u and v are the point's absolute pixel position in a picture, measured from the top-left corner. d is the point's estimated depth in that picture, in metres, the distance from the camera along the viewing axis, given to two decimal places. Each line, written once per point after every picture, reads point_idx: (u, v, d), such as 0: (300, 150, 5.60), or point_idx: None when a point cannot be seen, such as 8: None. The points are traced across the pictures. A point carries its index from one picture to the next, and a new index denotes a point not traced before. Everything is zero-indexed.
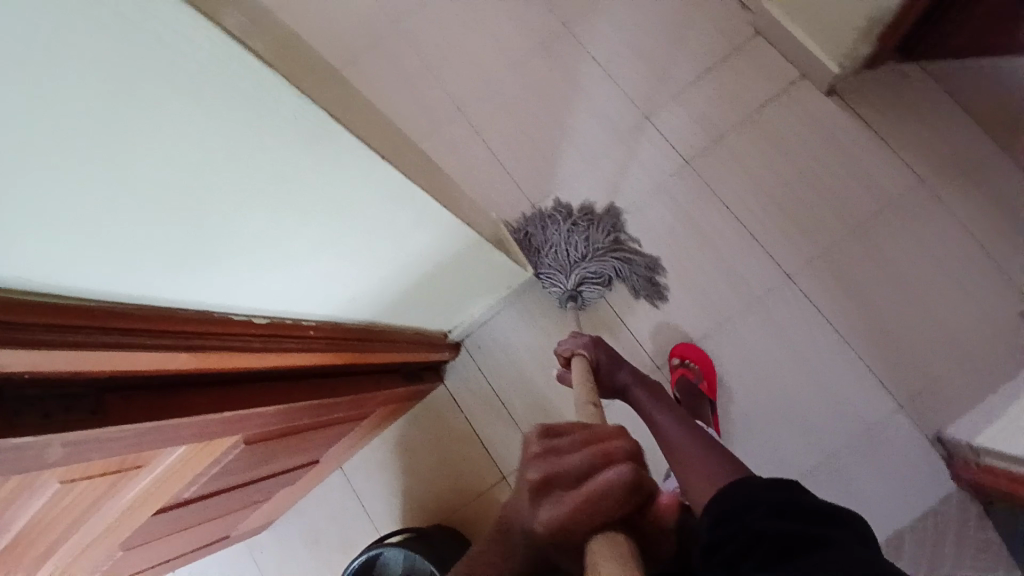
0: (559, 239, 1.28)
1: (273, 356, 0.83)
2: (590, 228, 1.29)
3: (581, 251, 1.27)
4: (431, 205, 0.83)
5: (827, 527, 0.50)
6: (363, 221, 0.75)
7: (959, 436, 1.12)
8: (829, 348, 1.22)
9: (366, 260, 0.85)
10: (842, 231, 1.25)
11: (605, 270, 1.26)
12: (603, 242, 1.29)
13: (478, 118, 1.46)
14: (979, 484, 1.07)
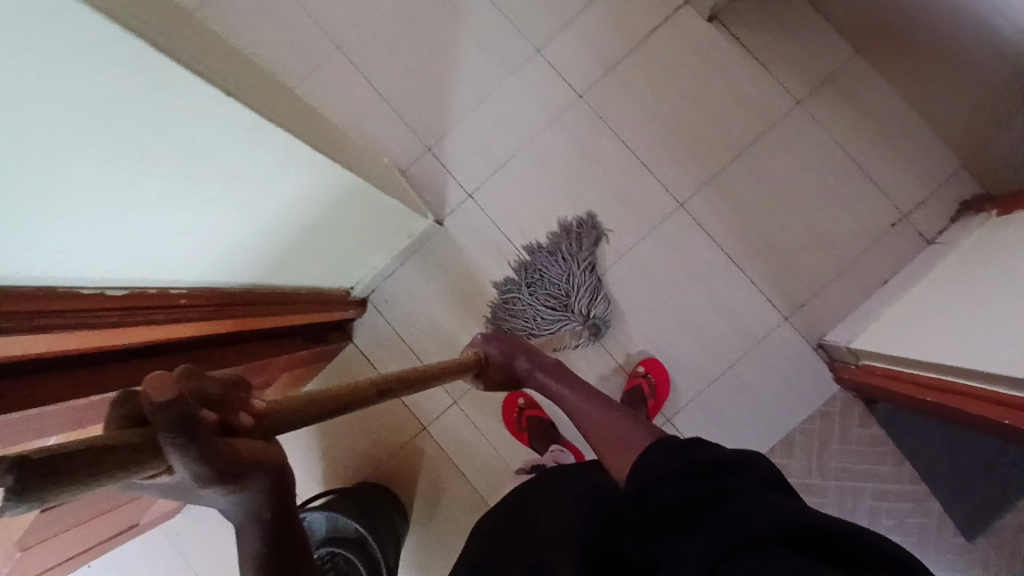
0: (534, 308, 1.25)
1: (139, 333, 0.74)
2: (538, 278, 1.26)
3: (559, 293, 1.25)
4: (306, 155, 0.76)
5: (720, 480, 0.58)
6: (232, 183, 0.68)
7: (838, 341, 1.18)
8: (723, 276, 1.24)
9: (244, 219, 0.76)
10: (729, 156, 1.24)
11: (585, 279, 1.24)
12: (566, 263, 1.25)
13: (359, 56, 1.30)
14: (858, 385, 1.16)
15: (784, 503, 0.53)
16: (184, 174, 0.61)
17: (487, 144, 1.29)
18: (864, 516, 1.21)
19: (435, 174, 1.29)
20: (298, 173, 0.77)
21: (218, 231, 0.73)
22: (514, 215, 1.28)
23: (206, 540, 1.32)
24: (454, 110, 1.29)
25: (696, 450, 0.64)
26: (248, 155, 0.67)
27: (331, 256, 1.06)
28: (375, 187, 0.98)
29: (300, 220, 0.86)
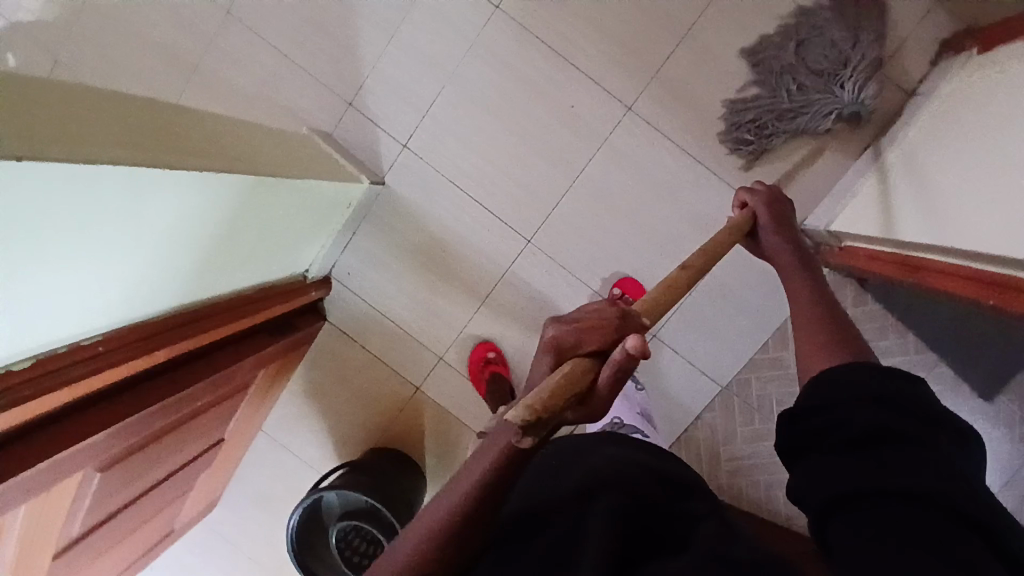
0: (806, 80, 1.06)
1: (69, 392, 0.73)
2: (819, 38, 1.04)
3: (829, 61, 1.04)
4: (177, 176, 0.70)
5: (905, 423, 0.45)
6: (99, 231, 0.64)
7: (817, 224, 1.12)
8: (686, 178, 1.15)
9: (134, 257, 0.72)
10: (672, 43, 1.11)
11: (853, 45, 1.04)
12: (841, 28, 1.04)
13: (251, 17, 1.19)
14: (842, 269, 1.08)
15: (959, 489, 0.41)
16: (27, 249, 0.57)
17: (408, 83, 1.18)
18: None
19: (363, 131, 1.20)
20: (174, 197, 0.72)
21: (104, 279, 0.70)
22: (454, 158, 1.20)
23: (239, 527, 1.39)
24: (366, 54, 1.18)
25: (898, 384, 0.48)
26: (104, 202, 0.62)
27: (266, 254, 1.02)
28: (286, 177, 0.92)
29: (201, 238, 0.82)
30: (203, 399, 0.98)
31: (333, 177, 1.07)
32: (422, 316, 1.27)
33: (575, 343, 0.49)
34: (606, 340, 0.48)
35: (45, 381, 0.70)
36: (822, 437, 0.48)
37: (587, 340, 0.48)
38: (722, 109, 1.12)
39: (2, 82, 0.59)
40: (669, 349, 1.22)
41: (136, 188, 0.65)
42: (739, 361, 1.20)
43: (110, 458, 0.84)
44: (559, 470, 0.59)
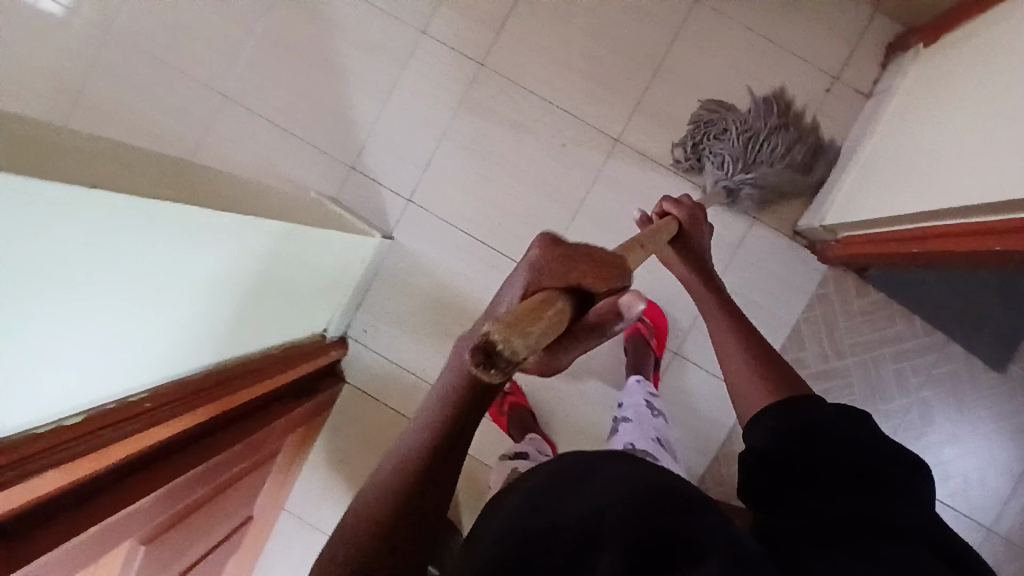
0: (761, 132, 1.14)
1: (117, 451, 0.70)
2: (788, 138, 1.15)
3: (770, 155, 1.13)
4: (232, 221, 0.73)
5: (888, 467, 0.54)
6: (158, 270, 0.65)
7: (810, 222, 1.17)
8: None
9: (180, 303, 0.73)
10: (649, 77, 1.22)
11: (788, 168, 1.14)
12: (797, 154, 1.14)
13: (255, 100, 1.27)
14: (844, 260, 1.14)
15: (935, 526, 0.48)
16: (94, 282, 0.57)
17: (408, 142, 1.25)
18: (892, 380, 1.21)
19: (367, 191, 1.25)
20: (223, 247, 0.74)
21: (151, 326, 0.70)
22: (458, 206, 1.24)
23: None
24: (364, 121, 1.25)
25: (849, 420, 0.59)
26: (170, 240, 0.63)
27: (290, 312, 1.02)
28: (311, 227, 0.95)
29: (237, 289, 0.83)
30: (236, 465, 0.95)
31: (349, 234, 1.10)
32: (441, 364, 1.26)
33: (566, 271, 0.44)
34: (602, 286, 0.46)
35: (95, 439, 0.67)
36: (810, 468, 0.55)
37: (579, 276, 0.44)
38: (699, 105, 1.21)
39: (80, 134, 0.62)
40: (692, 364, 1.24)
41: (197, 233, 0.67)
42: None
43: (153, 530, 0.79)
44: (569, 491, 0.50)
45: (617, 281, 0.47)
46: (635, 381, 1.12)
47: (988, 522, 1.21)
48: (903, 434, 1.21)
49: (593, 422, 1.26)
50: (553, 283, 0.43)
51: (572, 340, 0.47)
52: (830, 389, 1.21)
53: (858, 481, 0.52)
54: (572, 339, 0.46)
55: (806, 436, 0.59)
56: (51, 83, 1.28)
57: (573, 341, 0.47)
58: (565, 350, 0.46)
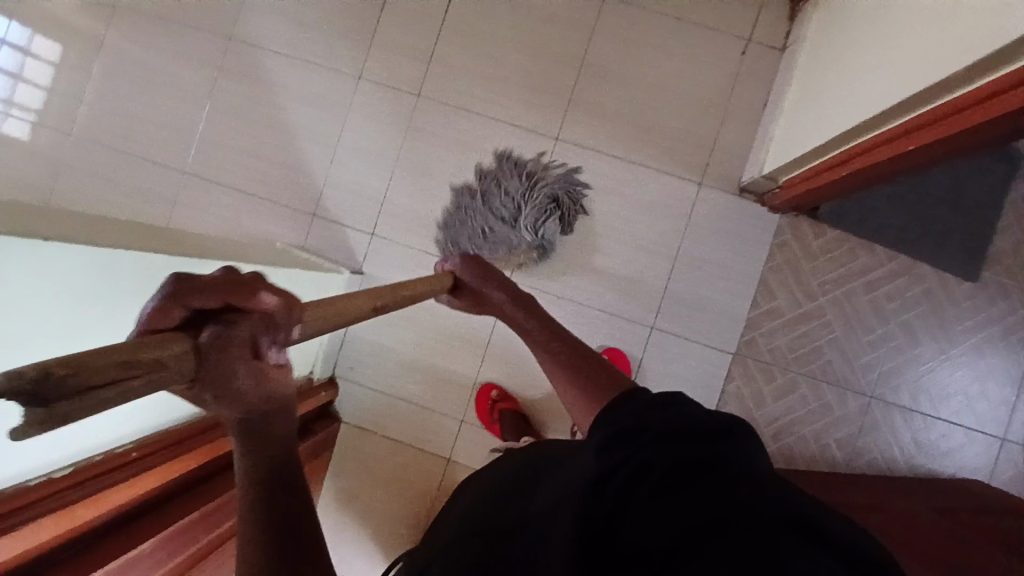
0: (484, 207, 1.25)
1: (126, 490, 0.75)
2: (503, 182, 1.25)
3: (511, 206, 1.23)
4: (189, 262, 0.80)
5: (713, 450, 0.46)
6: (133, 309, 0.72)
7: (752, 176, 1.21)
8: (626, 176, 1.26)
9: None
10: (575, 75, 1.28)
11: (534, 205, 1.23)
12: (519, 190, 1.24)
13: (213, 169, 1.34)
14: (788, 203, 1.19)
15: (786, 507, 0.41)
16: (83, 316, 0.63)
17: (360, 178, 1.31)
18: (868, 311, 1.25)
19: (331, 233, 1.30)
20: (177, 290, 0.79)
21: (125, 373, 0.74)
22: (420, 230, 1.29)
23: None
24: (316, 169, 1.32)
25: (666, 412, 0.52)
26: (125, 288, 0.69)
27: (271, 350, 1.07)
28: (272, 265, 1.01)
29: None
30: None
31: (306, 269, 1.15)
32: (431, 384, 1.29)
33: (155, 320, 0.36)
34: (205, 303, 0.37)
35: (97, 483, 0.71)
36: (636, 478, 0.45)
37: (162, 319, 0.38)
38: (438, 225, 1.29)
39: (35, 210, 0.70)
40: (672, 334, 1.25)
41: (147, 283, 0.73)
42: (737, 323, 1.25)
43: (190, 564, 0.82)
44: None
45: (200, 298, 0.37)
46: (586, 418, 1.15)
47: (1000, 433, 1.25)
48: (894, 360, 1.26)
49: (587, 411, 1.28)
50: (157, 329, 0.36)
51: (217, 350, 0.36)
52: (810, 332, 1.24)
53: (711, 470, 0.44)
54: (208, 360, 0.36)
55: (640, 440, 0.49)
56: (21, 194, 1.35)
57: (224, 357, 0.36)
58: (215, 371, 0.36)
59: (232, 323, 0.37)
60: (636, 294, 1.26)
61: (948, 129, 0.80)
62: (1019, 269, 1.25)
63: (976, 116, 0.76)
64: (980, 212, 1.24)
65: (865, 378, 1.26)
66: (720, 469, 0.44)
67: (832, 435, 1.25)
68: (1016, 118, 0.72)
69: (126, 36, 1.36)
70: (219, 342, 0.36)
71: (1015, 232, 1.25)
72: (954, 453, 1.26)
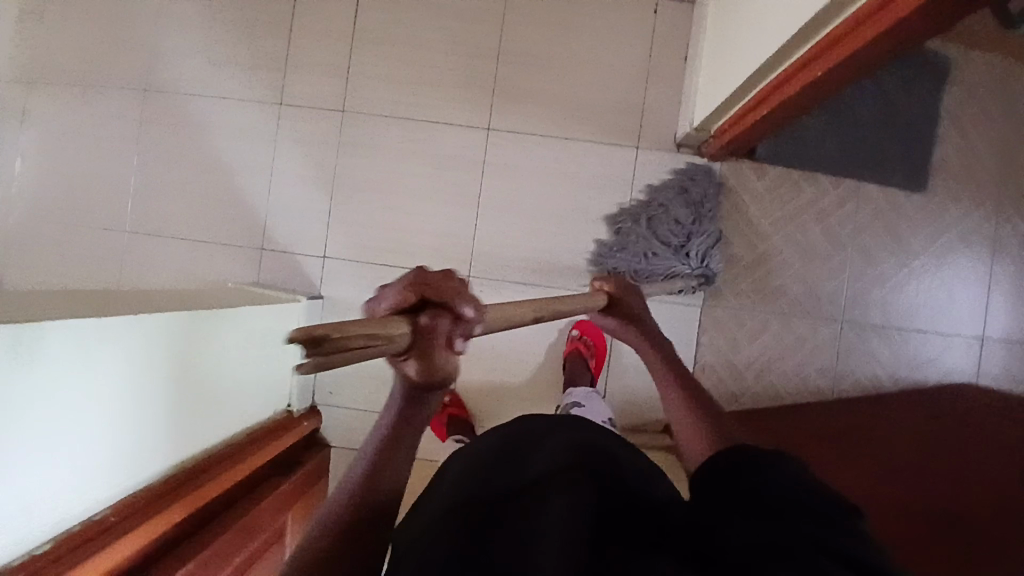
0: (652, 234, 1.21)
1: (100, 558, 0.73)
2: (671, 207, 1.22)
3: (680, 233, 1.20)
4: (136, 317, 0.77)
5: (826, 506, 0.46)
6: (79, 375, 0.69)
7: (685, 130, 1.22)
8: (563, 154, 1.26)
9: (119, 409, 0.76)
10: (494, 62, 1.27)
11: (707, 234, 1.21)
12: (689, 210, 1.21)
13: (154, 223, 1.33)
14: (725, 148, 1.20)
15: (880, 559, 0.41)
16: (18, 394, 0.61)
17: (302, 205, 1.30)
18: (823, 240, 1.26)
19: (284, 264, 1.30)
20: (127, 351, 0.76)
21: (83, 447, 0.71)
22: (372, 244, 1.29)
23: None
24: (259, 204, 1.31)
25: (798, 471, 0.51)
26: (58, 361, 0.66)
27: (235, 387, 1.04)
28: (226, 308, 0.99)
29: (161, 389, 0.84)
30: (246, 543, 0.96)
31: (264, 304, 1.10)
32: None
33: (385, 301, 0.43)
34: (433, 301, 0.43)
35: (71, 558, 0.69)
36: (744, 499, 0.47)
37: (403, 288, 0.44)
38: (593, 246, 1.26)
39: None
40: None
41: (87, 351, 0.70)
42: None
43: None
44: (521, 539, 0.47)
45: (427, 290, 0.43)
46: (576, 389, 1.12)
47: (977, 333, 1.27)
48: (858, 283, 1.27)
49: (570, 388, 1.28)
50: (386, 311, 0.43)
51: (428, 334, 0.42)
52: (771, 271, 1.25)
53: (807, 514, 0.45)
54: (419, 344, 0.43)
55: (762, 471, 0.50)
56: None
57: (434, 341, 0.43)
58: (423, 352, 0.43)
59: (444, 315, 0.43)
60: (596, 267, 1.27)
61: (855, 43, 0.79)
62: (960, 172, 1.27)
63: (880, 23, 0.75)
64: (913, 123, 1.26)
65: (834, 305, 1.27)
66: (835, 522, 0.44)
67: (812, 365, 1.27)
68: (925, 10, 0.71)
69: (46, 108, 1.36)
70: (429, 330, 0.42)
71: (950, 138, 1.27)
72: (937, 360, 1.27)
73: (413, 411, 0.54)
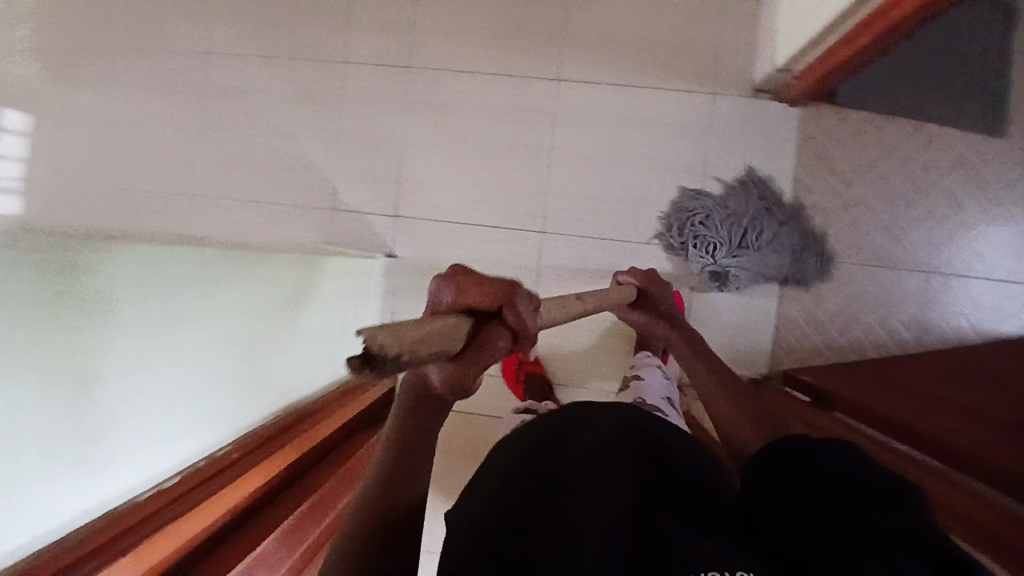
0: (744, 224, 1.20)
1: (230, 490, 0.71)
2: (783, 226, 1.20)
3: (761, 249, 1.20)
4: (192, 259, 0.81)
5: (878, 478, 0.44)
6: (163, 307, 0.72)
7: (763, 74, 1.19)
8: (635, 103, 1.24)
9: (205, 347, 0.80)
10: (561, 11, 1.25)
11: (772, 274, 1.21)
12: (787, 242, 1.21)
13: (220, 187, 1.32)
14: (807, 90, 1.17)
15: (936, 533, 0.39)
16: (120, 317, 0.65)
17: (370, 163, 1.29)
18: (906, 185, 1.23)
19: (356, 224, 1.29)
20: (197, 290, 0.80)
21: (169, 397, 0.71)
22: (443, 200, 1.28)
23: None
24: (326, 165, 1.30)
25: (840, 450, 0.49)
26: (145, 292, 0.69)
27: (285, 359, 1.02)
28: (283, 263, 1.03)
29: (235, 334, 0.87)
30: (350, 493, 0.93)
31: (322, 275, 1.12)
32: None
33: (461, 290, 0.38)
34: (509, 314, 0.38)
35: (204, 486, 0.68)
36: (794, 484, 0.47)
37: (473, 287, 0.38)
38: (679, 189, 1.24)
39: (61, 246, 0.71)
40: None
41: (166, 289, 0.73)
42: None
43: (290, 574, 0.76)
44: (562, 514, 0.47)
45: (512, 299, 0.38)
46: (640, 355, 1.17)
47: None
48: (941, 232, 1.22)
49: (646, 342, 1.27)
50: (452, 301, 0.37)
51: (485, 345, 0.37)
52: (853, 219, 1.23)
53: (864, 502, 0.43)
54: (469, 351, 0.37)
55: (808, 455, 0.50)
56: None
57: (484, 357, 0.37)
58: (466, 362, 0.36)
59: (503, 336, 0.38)
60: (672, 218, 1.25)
61: None
62: None
63: None
64: (997, 63, 1.21)
65: (917, 253, 1.23)
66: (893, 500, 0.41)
67: (896, 318, 1.22)
68: None
69: (108, 73, 1.35)
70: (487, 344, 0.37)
71: None
72: None
73: (413, 419, 0.45)
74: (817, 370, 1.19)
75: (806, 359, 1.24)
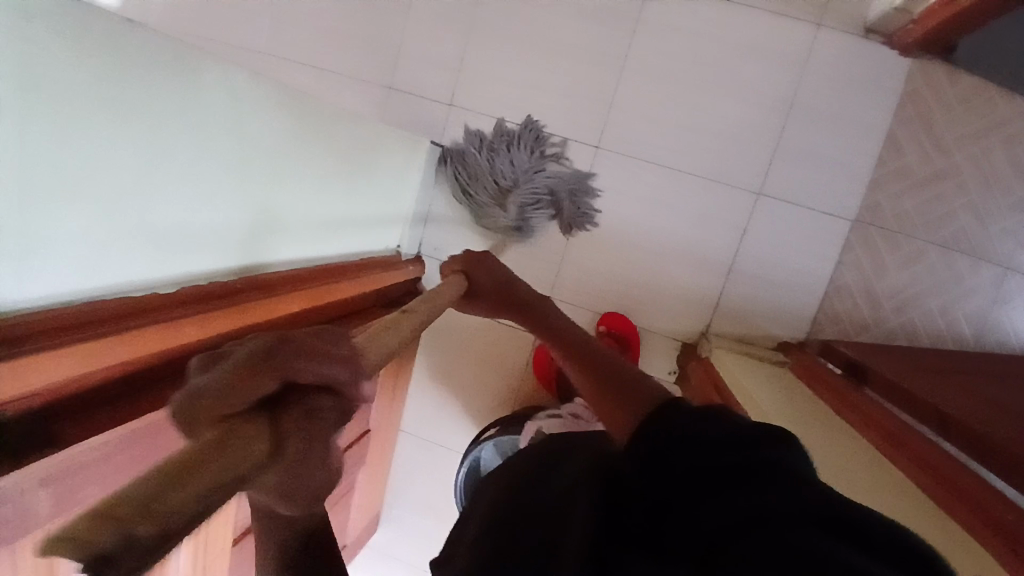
0: (488, 163, 1.21)
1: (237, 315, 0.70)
2: (513, 150, 1.20)
3: (509, 175, 1.19)
4: (282, 85, 0.77)
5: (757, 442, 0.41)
6: (243, 129, 0.70)
7: (879, 12, 1.06)
8: (728, 22, 1.13)
9: (265, 175, 0.77)
10: None
11: (533, 191, 1.19)
12: (518, 162, 1.20)
13: (285, 46, 1.30)
14: (922, 39, 1.04)
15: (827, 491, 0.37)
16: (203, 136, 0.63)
17: (435, 43, 1.23)
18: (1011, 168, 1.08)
19: (411, 107, 1.25)
20: (276, 120, 0.77)
21: (213, 216, 0.69)
22: (501, 95, 1.22)
23: (410, 535, 1.40)
24: (391, 42, 1.25)
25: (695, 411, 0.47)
26: (230, 115, 0.67)
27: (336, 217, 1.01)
28: (356, 116, 0.99)
29: (297, 172, 0.85)
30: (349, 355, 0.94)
31: (375, 170, 1.08)
32: (518, 260, 1.26)
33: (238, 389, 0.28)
34: (306, 373, 0.30)
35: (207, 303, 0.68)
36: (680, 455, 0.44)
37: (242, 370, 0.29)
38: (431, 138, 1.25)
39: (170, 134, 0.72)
40: (780, 201, 1.16)
41: (247, 118, 0.70)
42: (856, 186, 1.14)
43: None
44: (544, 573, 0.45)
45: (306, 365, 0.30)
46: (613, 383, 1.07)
47: None
48: None
49: (680, 284, 1.21)
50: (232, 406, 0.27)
51: (310, 418, 0.29)
52: (941, 194, 1.10)
53: (748, 456, 0.41)
54: (299, 437, 0.29)
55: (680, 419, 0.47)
56: None
57: (319, 429, 0.29)
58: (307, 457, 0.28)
59: (322, 403, 0.30)
60: (738, 157, 1.16)
61: None
62: None
63: None
64: None
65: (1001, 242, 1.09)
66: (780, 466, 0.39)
67: (960, 308, 1.11)
68: None
69: None
70: (308, 413, 0.29)
71: None
72: None
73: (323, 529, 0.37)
74: (858, 346, 1.10)
75: (849, 335, 1.16)
